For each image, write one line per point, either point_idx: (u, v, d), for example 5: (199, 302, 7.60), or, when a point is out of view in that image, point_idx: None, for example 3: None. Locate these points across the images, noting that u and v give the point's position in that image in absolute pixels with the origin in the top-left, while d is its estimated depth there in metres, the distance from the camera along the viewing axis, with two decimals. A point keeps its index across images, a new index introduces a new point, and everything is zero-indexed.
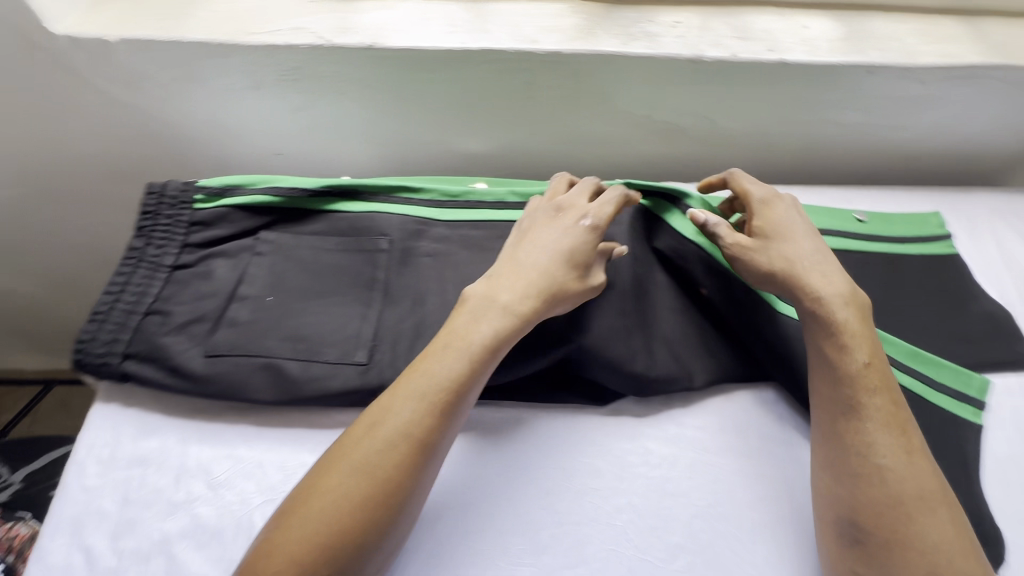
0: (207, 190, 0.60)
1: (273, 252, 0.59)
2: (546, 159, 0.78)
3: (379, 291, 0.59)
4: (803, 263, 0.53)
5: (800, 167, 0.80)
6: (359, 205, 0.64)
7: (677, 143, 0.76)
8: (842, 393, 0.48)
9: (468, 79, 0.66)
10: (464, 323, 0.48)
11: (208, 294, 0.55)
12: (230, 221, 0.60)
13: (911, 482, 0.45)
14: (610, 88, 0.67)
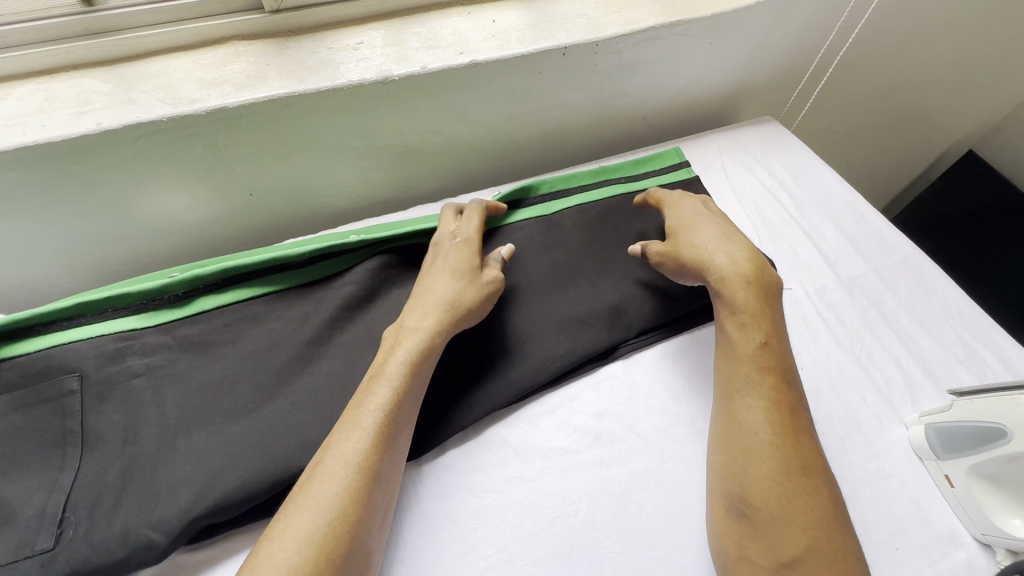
0: None
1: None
2: (286, 214, 0.71)
3: (74, 444, 0.48)
4: (710, 248, 0.57)
5: (553, 151, 0.81)
6: (30, 341, 0.53)
7: (421, 162, 0.72)
8: (749, 370, 0.49)
9: (132, 160, 0.56)
10: (349, 427, 0.45)
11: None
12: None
13: (803, 461, 0.45)
14: (310, 128, 0.61)
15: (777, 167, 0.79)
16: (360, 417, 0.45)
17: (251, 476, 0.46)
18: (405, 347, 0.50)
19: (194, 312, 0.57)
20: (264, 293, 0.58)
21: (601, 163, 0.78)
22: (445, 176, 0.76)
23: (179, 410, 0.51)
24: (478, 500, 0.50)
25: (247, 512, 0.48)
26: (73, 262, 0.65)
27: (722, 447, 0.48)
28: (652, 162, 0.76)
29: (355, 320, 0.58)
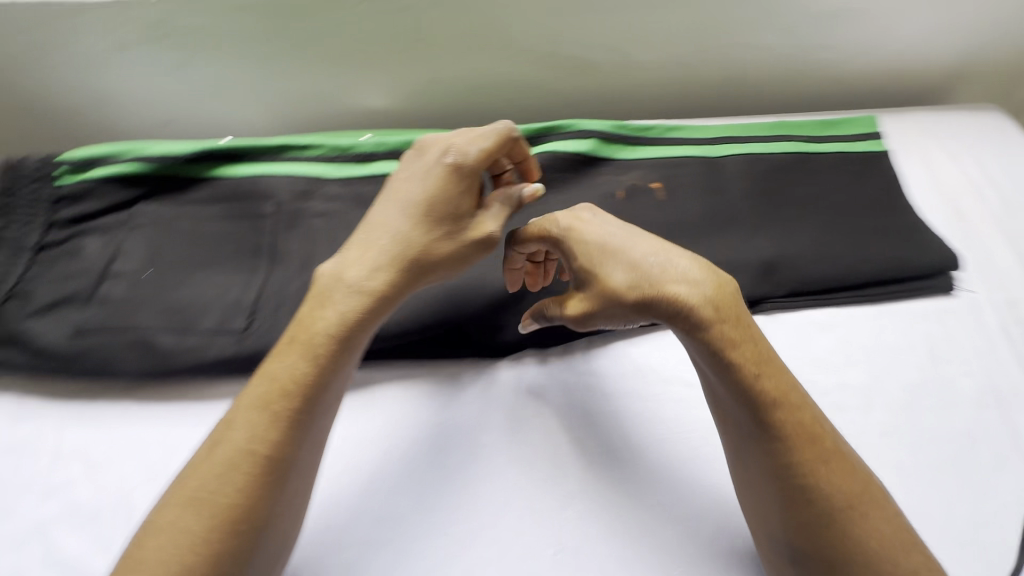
0: (71, 163, 0.56)
1: (149, 225, 0.56)
2: (456, 112, 0.73)
3: (267, 256, 0.57)
4: (656, 268, 0.42)
5: (730, 99, 0.75)
6: (243, 167, 0.61)
7: (593, 83, 0.72)
8: (737, 412, 0.41)
9: (348, 23, 0.62)
10: (278, 365, 0.39)
11: (77, 273, 0.52)
12: (99, 195, 0.56)
13: (833, 497, 0.37)
14: (504, 22, 0.63)
15: (988, 160, 0.69)
16: (305, 342, 0.39)
17: (406, 318, 0.53)
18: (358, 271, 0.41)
19: (372, 173, 0.63)
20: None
21: (779, 118, 0.72)
22: (611, 104, 0.75)
23: None
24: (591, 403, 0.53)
25: (394, 350, 0.54)
26: (269, 117, 0.72)
27: (751, 495, 0.42)
28: (842, 125, 0.70)
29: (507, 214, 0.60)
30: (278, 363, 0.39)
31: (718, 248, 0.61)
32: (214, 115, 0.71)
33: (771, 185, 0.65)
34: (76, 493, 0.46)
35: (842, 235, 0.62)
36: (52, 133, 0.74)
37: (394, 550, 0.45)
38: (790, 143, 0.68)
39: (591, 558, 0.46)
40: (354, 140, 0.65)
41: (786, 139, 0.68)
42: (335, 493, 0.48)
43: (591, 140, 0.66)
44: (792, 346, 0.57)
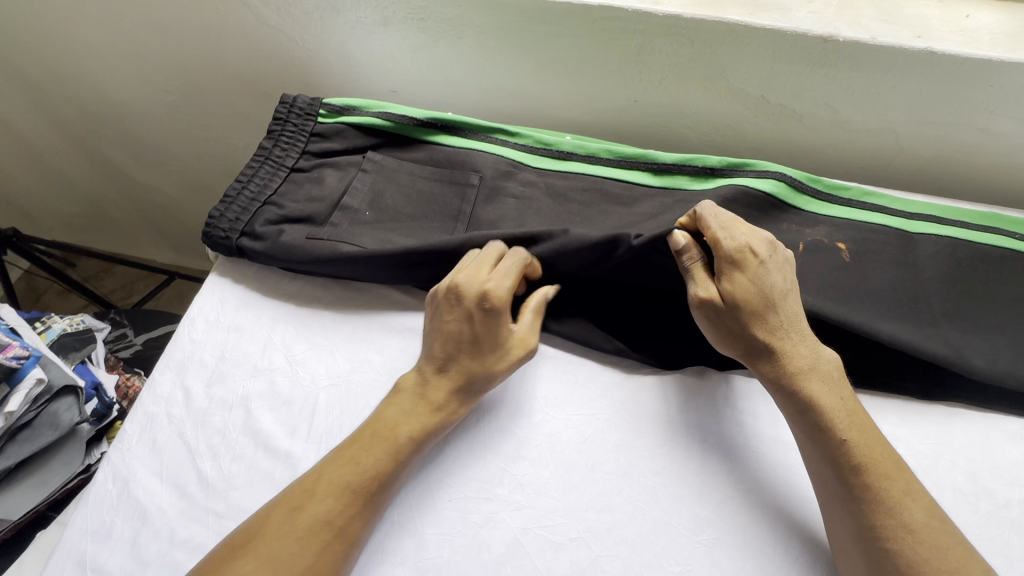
0: (330, 107, 0.66)
1: (376, 171, 0.65)
2: (646, 132, 0.76)
3: (465, 221, 0.63)
4: (803, 330, 0.50)
5: (931, 177, 0.73)
6: (458, 139, 0.68)
7: (792, 133, 0.72)
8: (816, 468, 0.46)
9: (584, 36, 0.66)
10: (400, 410, 0.48)
11: (317, 197, 0.62)
12: (344, 139, 0.66)
13: (917, 555, 0.41)
14: (728, 59, 0.65)
15: None
16: (439, 404, 0.49)
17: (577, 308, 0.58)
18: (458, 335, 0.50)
19: (566, 170, 0.68)
20: (622, 178, 0.68)
21: (991, 210, 0.68)
22: (801, 156, 0.75)
23: None
24: (742, 439, 0.52)
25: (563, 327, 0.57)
26: (477, 103, 0.78)
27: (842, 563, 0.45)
28: None
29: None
30: (440, 400, 0.49)
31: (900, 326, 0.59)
32: (431, 92, 0.78)
33: (970, 275, 0.62)
34: (278, 382, 0.53)
35: None
36: (287, 81, 0.84)
37: (528, 516, 0.48)
38: (999, 236, 0.64)
39: None
40: (557, 138, 0.70)
41: (994, 231, 0.64)
42: (484, 447, 0.51)
43: (785, 184, 0.66)
44: (960, 446, 0.54)
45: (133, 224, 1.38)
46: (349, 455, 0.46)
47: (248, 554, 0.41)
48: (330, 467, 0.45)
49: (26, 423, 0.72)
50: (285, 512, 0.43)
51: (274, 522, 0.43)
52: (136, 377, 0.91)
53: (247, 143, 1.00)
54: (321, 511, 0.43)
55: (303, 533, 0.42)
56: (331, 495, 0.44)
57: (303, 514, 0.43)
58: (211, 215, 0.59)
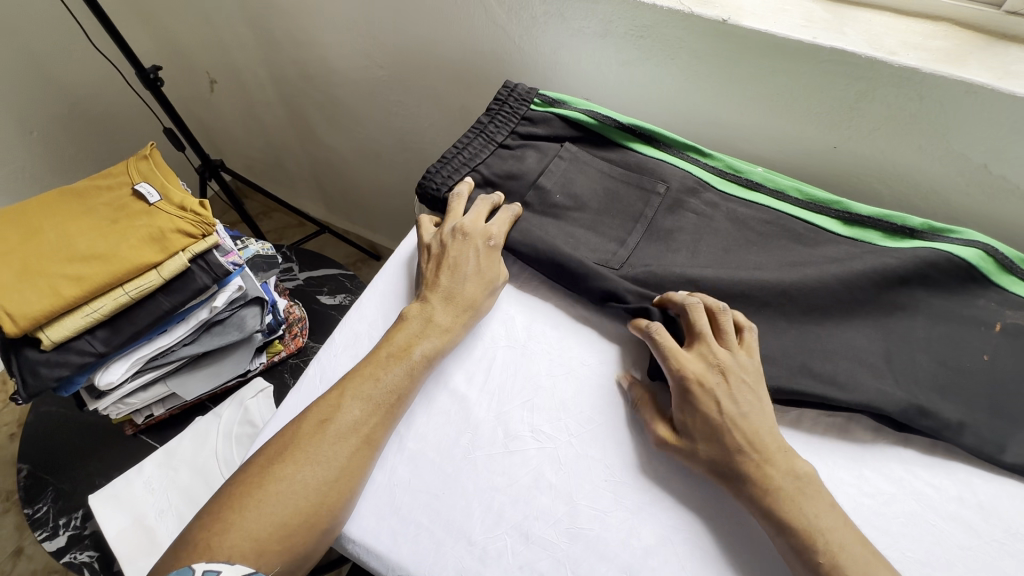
0: (544, 98, 0.73)
1: (571, 162, 0.70)
2: (835, 179, 0.75)
3: (643, 226, 0.66)
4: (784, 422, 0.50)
5: None
6: (650, 150, 0.71)
7: (1004, 210, 0.68)
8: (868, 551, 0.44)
9: (803, 75, 0.66)
10: (406, 337, 0.56)
11: (516, 173, 0.69)
12: (550, 128, 0.72)
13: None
14: (956, 120, 0.63)
15: None
16: (445, 327, 0.57)
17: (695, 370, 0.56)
18: (463, 266, 0.60)
19: (751, 199, 0.68)
20: (807, 218, 0.66)
21: None
22: (1007, 233, 0.70)
23: (709, 256, 0.64)
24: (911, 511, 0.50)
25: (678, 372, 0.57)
26: (666, 121, 0.81)
27: None
28: None
29: (881, 291, 0.60)
30: (447, 320, 0.57)
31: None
32: (624, 104, 0.83)
33: None
34: (461, 335, 0.60)
35: None
36: (490, 75, 0.93)
37: (680, 518, 0.49)
38: None
39: None
40: (748, 167, 0.71)
41: None
42: (644, 440, 0.53)
43: (995, 261, 0.60)
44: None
45: (300, 177, 1.56)
46: (369, 375, 0.53)
47: (284, 472, 0.48)
48: (353, 387, 0.52)
49: (220, 320, 0.84)
50: (314, 423, 0.50)
51: (304, 434, 0.50)
52: (295, 305, 1.03)
53: (432, 122, 1.10)
54: (350, 420, 0.50)
55: (347, 442, 0.49)
56: (359, 405, 0.51)
57: (338, 425, 0.50)
58: (428, 171, 0.68)
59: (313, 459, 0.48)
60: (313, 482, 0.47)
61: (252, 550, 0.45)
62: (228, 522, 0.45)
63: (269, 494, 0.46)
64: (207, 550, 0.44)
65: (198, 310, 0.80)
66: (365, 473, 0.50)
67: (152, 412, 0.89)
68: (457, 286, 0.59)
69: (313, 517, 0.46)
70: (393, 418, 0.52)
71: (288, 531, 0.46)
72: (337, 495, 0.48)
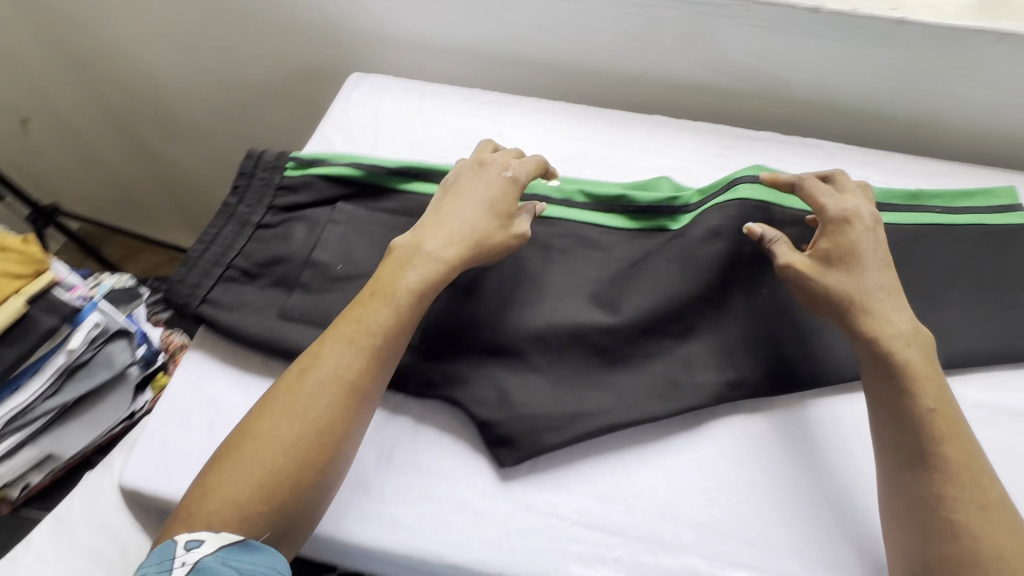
0: (297, 160, 0.65)
1: (347, 222, 0.63)
2: (650, 103, 0.85)
3: None
4: (874, 297, 0.51)
5: (908, 142, 0.80)
6: (432, 187, 0.66)
7: (784, 103, 0.80)
8: (927, 407, 0.47)
9: (596, 11, 0.75)
10: (357, 312, 0.51)
11: (282, 256, 0.60)
12: (312, 190, 0.64)
13: (965, 539, 0.43)
14: (726, 31, 0.73)
15: None
16: (354, 338, 0.49)
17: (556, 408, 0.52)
18: (450, 230, 0.55)
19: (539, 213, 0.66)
20: (592, 219, 0.65)
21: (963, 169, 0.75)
22: (790, 124, 0.82)
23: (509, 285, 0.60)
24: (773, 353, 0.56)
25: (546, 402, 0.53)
26: (498, 78, 0.87)
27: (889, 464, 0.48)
28: (983, 196, 0.69)
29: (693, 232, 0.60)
30: (445, 257, 0.54)
31: (903, 262, 0.64)
32: (457, 68, 0.87)
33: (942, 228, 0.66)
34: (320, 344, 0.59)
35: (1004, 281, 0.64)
36: (327, 59, 0.93)
37: None
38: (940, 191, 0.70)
39: (722, 473, 0.51)
40: (533, 182, 0.68)
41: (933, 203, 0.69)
42: None
43: (775, 190, 0.63)
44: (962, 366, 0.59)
45: (156, 207, 1.42)
46: (349, 320, 0.50)
47: (231, 453, 0.45)
48: (333, 331, 0.50)
49: (84, 363, 0.78)
50: (294, 376, 0.48)
51: (285, 390, 0.48)
52: (174, 334, 0.97)
53: (284, 120, 1.08)
54: (329, 368, 0.48)
55: (322, 391, 0.47)
56: (341, 350, 0.49)
57: (315, 377, 0.48)
58: (171, 280, 0.57)
59: (278, 423, 0.46)
60: (282, 446, 0.45)
61: (228, 504, 0.43)
62: (208, 486, 0.45)
63: (240, 455, 0.45)
64: (190, 518, 0.43)
65: (53, 357, 0.74)
66: (345, 425, 0.48)
67: (29, 481, 0.78)
68: (382, 297, 0.51)
69: (277, 489, 0.44)
70: (383, 359, 0.50)
71: (264, 490, 0.44)
72: (308, 454, 0.46)
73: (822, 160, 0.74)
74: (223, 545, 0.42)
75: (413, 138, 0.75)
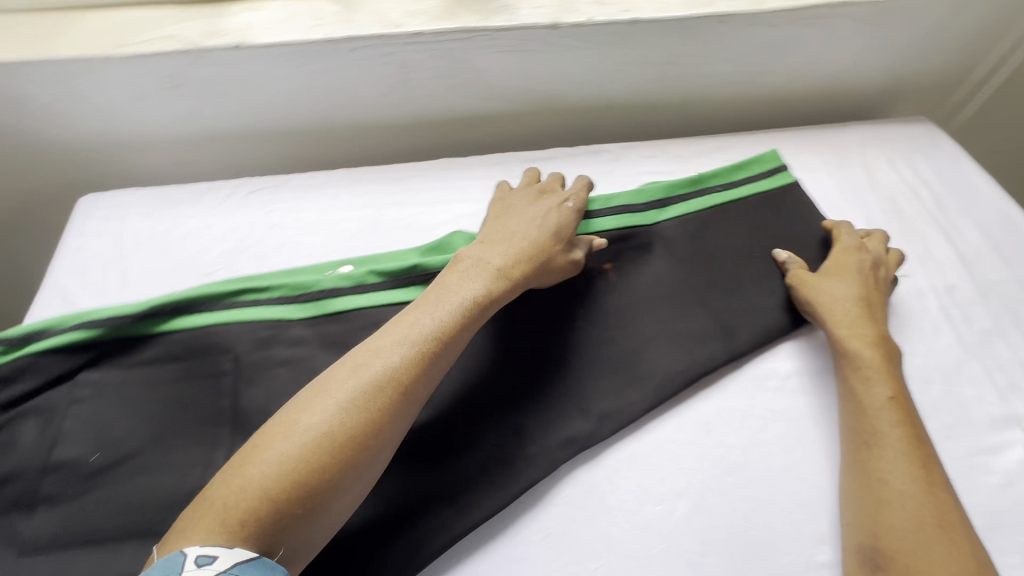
0: (8, 341, 0.53)
1: (93, 396, 0.52)
2: (440, 144, 0.81)
3: (227, 421, 0.52)
4: (841, 305, 0.58)
5: (686, 121, 0.84)
6: (197, 317, 0.57)
7: (564, 114, 0.79)
8: (882, 398, 0.51)
9: (343, 68, 0.69)
10: (411, 316, 0.50)
11: (11, 471, 0.48)
12: (38, 371, 0.53)
13: (908, 519, 0.45)
14: (480, 62, 0.70)
15: (919, 165, 0.76)
16: (412, 336, 0.48)
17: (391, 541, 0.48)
18: (494, 253, 0.56)
19: (326, 309, 0.59)
20: (385, 299, 0.60)
21: (735, 139, 0.79)
22: (579, 132, 0.83)
23: None
24: (602, 393, 0.55)
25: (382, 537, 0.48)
26: (271, 154, 0.79)
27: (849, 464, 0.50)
28: (750, 166, 0.73)
29: None
30: (513, 267, 0.55)
31: (698, 251, 0.66)
32: (220, 154, 0.77)
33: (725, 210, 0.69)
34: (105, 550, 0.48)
35: (789, 243, 0.67)
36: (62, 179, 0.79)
37: None
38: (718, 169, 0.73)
39: (577, 540, 0.49)
40: (318, 276, 0.62)
41: (716, 186, 0.71)
42: None
43: None
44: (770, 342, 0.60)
45: None
46: (402, 324, 0.49)
47: (264, 449, 0.41)
48: (374, 337, 0.48)
49: None
50: (344, 371, 0.45)
51: (329, 381, 0.45)
52: None
53: (43, 251, 0.91)
54: (383, 366, 0.46)
55: (364, 391, 0.44)
56: (389, 350, 0.47)
57: (362, 375, 0.45)
58: None
59: (325, 414, 0.43)
60: (318, 439, 0.41)
61: (241, 503, 0.38)
62: (226, 485, 0.40)
63: (267, 454, 0.41)
64: (201, 522, 0.38)
65: None
66: (391, 426, 0.44)
67: None
68: (453, 300, 0.51)
69: (297, 487, 0.40)
70: (443, 365, 0.48)
71: (286, 483, 0.40)
72: (338, 453, 0.42)
73: (609, 163, 0.75)
74: (238, 561, 0.37)
75: (175, 257, 0.65)
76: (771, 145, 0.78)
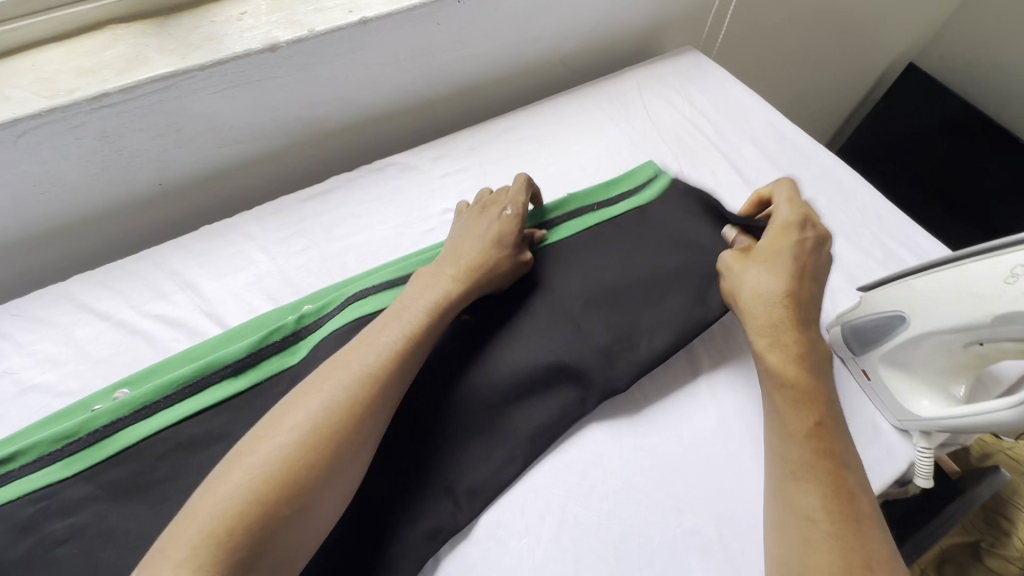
0: None
1: None
2: (203, 203, 0.70)
3: None
4: (772, 294, 0.49)
5: (471, 107, 0.79)
6: None
7: (335, 135, 0.71)
8: (803, 416, 0.44)
9: (19, 160, 0.54)
10: (350, 351, 0.45)
11: None
12: None
13: (835, 561, 0.38)
14: (201, 107, 0.59)
15: (693, 96, 0.78)
16: (349, 370, 0.43)
17: None
18: (450, 266, 0.52)
19: (105, 454, 0.46)
20: (179, 414, 0.48)
21: (520, 114, 0.76)
22: (360, 148, 0.75)
23: None
24: (473, 461, 0.49)
25: None
26: None
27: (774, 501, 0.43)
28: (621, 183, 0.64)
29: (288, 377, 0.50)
30: (457, 281, 0.51)
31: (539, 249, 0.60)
32: None
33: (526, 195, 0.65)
34: None
35: None
36: None
37: None
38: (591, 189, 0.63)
39: None
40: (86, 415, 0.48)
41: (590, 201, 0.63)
42: None
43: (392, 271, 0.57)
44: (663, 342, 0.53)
45: None
46: (344, 359, 0.45)
47: (201, 503, 0.36)
48: (318, 374, 0.44)
49: None
50: (278, 415, 0.41)
51: (272, 424, 0.40)
52: None
53: None
54: (319, 410, 0.41)
55: (305, 434, 0.39)
56: (329, 390, 0.42)
57: (292, 422, 0.40)
58: None
59: (262, 462, 0.38)
60: (258, 482, 0.37)
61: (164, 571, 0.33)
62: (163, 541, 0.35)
63: (232, 474, 0.37)
64: None
65: None
66: (336, 471, 0.40)
67: None
68: (399, 319, 0.48)
69: (229, 543, 0.34)
70: (388, 405, 0.44)
71: (223, 535, 0.34)
72: (281, 502, 0.37)
73: (398, 178, 0.68)
74: None
75: None
76: (558, 112, 0.76)
